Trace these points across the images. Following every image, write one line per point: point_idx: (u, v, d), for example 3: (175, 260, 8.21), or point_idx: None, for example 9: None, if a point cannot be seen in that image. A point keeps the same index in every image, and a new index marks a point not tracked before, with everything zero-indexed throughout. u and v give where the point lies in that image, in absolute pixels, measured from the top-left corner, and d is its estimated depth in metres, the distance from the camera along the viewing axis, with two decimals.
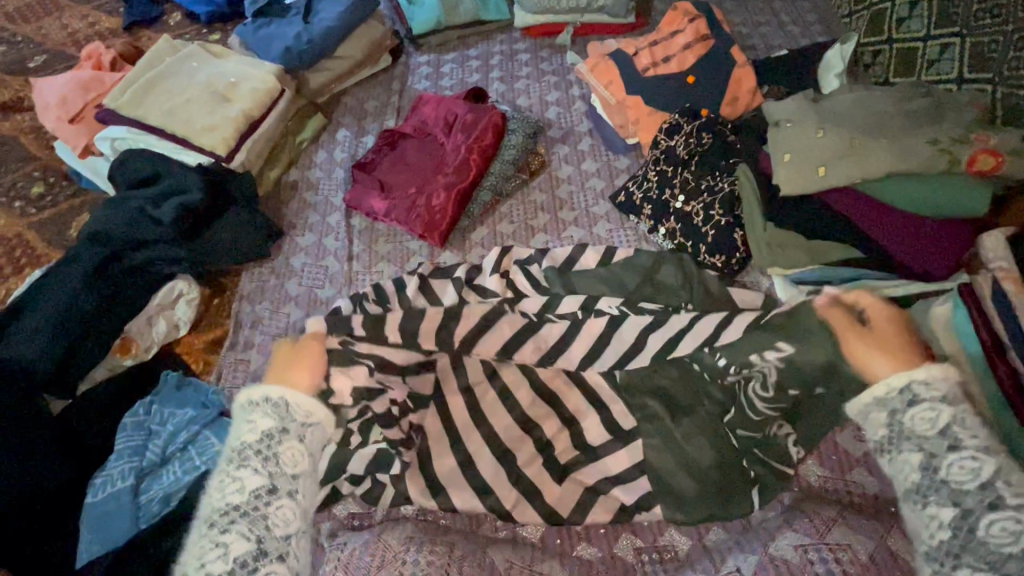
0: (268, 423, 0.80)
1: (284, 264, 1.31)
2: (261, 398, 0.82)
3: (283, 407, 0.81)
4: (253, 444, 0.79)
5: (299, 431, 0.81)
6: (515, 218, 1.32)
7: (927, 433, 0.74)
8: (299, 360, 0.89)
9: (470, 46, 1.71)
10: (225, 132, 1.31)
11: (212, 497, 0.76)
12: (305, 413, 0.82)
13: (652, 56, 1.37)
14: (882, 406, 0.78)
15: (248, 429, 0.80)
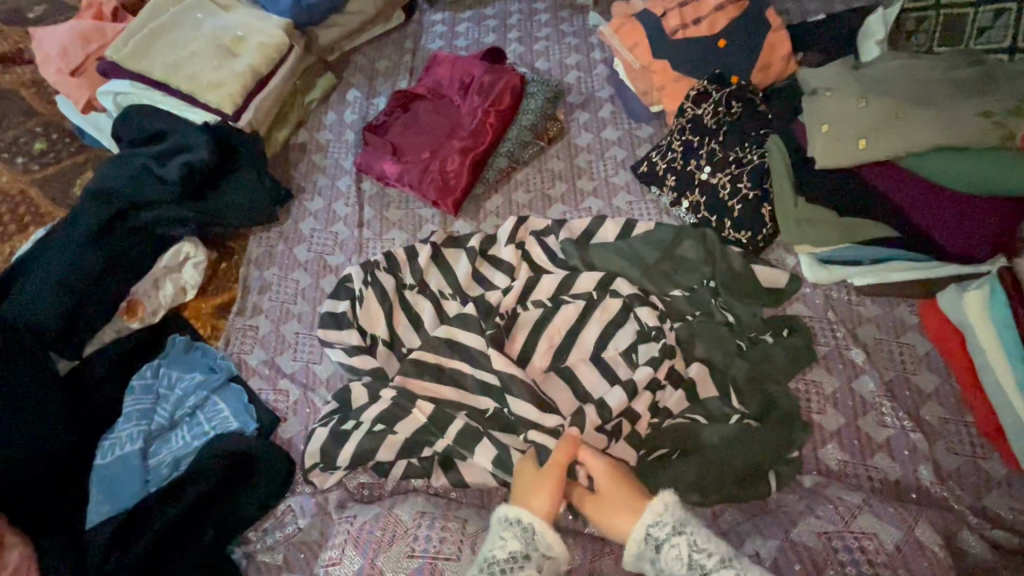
0: (518, 548, 0.76)
1: (293, 229, 1.27)
2: (515, 518, 0.78)
3: (531, 532, 0.77)
4: (501, 563, 0.75)
5: (538, 562, 0.76)
6: (531, 187, 1.28)
7: (678, 570, 0.75)
8: (540, 480, 0.84)
9: (487, 4, 1.63)
10: (231, 90, 1.26)
11: None
12: (547, 545, 0.77)
13: (681, 17, 1.28)
14: (639, 554, 0.78)
15: (499, 547, 0.77)
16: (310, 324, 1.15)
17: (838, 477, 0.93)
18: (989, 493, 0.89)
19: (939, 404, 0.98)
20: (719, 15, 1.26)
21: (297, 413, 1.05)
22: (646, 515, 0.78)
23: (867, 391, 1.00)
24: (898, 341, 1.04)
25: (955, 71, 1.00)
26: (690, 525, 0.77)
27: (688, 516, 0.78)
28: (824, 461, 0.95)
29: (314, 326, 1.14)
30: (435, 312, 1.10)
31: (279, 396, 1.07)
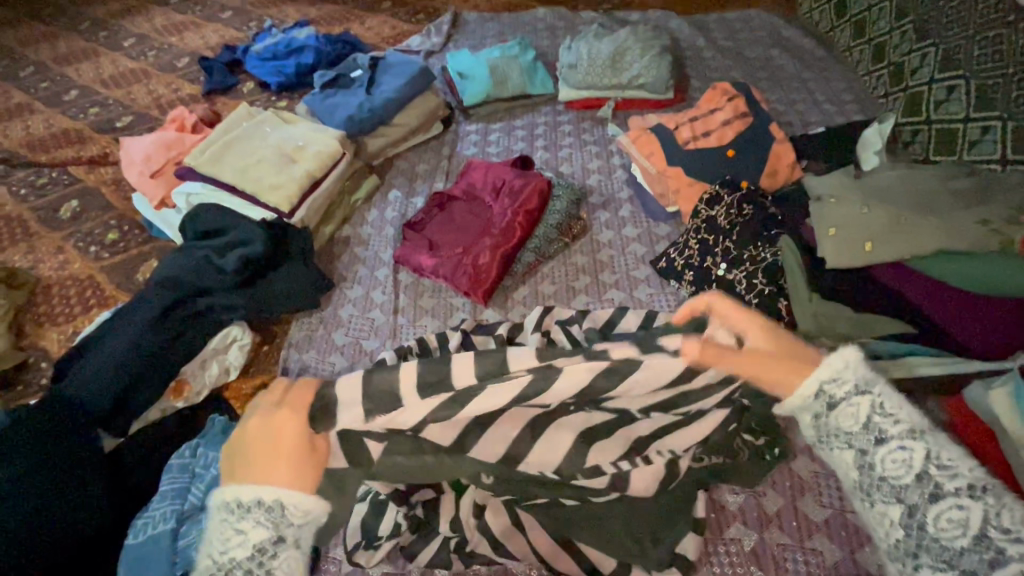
0: (265, 529, 0.76)
1: (332, 315, 1.36)
2: (247, 501, 0.76)
3: (277, 511, 0.76)
4: (241, 560, 0.76)
5: (296, 534, 0.77)
6: (557, 279, 1.36)
7: (854, 429, 0.79)
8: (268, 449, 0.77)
9: (516, 117, 1.83)
10: (289, 191, 1.41)
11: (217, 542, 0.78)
12: (303, 514, 0.77)
13: (693, 130, 1.44)
14: (806, 408, 0.82)
15: (237, 543, 0.77)
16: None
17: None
18: None
19: None
20: (726, 129, 1.41)
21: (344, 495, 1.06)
22: (821, 370, 0.80)
23: None
24: None
25: (954, 182, 1.08)
26: (877, 387, 0.79)
27: (877, 378, 0.80)
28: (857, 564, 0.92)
29: None
30: None
31: None
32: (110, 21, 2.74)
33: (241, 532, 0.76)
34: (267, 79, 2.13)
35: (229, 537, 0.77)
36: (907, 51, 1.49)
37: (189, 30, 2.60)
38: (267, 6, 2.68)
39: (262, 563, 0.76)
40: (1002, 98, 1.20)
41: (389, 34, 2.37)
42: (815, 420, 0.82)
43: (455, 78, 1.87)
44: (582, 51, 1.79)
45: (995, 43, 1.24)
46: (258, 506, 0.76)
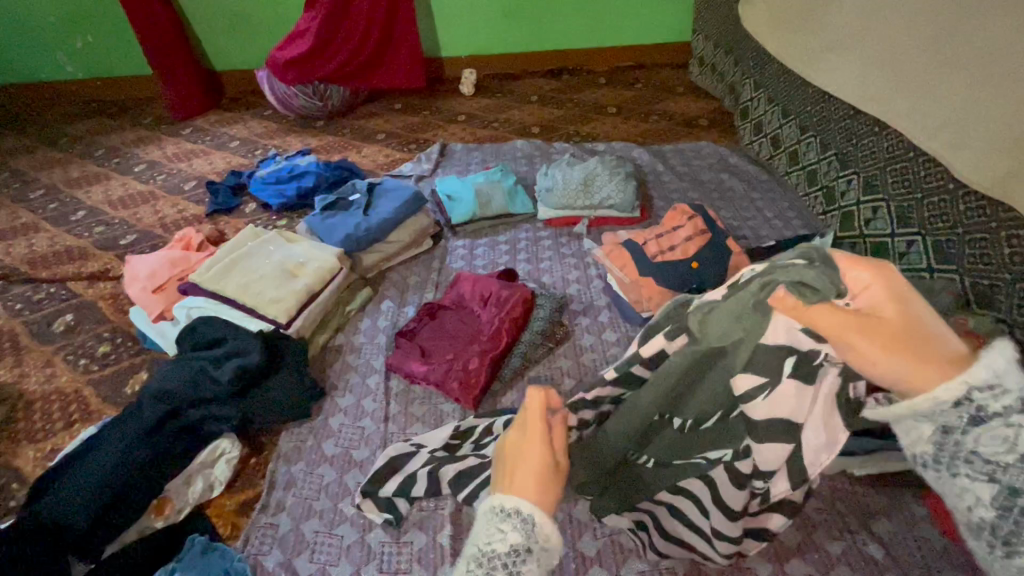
0: (520, 542, 0.70)
1: (323, 425, 1.37)
2: (511, 509, 0.72)
3: (529, 523, 0.71)
4: (500, 557, 0.70)
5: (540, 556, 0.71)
6: (543, 383, 1.43)
7: (998, 454, 0.66)
8: (523, 460, 0.76)
9: (500, 233, 2.02)
10: (288, 303, 1.49)
11: None
12: (546, 536, 0.71)
13: (659, 245, 1.61)
14: (930, 419, 0.67)
15: (495, 539, 0.71)
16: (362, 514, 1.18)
17: None
18: None
19: None
20: (689, 244, 1.58)
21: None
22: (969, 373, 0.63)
23: None
24: (915, 534, 1.07)
25: None
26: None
27: None
28: None
29: (334, 525, 1.17)
30: (456, 508, 1.16)
31: None
32: (123, 148, 2.98)
33: None
34: (269, 200, 2.32)
35: None
36: (835, 176, 1.73)
37: (198, 157, 2.85)
38: (272, 137, 2.97)
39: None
40: (917, 216, 1.39)
41: (384, 161, 2.64)
42: (938, 441, 0.68)
43: (444, 200, 2.07)
44: (557, 177, 2.02)
45: (903, 172, 1.43)
46: (512, 518, 0.71)
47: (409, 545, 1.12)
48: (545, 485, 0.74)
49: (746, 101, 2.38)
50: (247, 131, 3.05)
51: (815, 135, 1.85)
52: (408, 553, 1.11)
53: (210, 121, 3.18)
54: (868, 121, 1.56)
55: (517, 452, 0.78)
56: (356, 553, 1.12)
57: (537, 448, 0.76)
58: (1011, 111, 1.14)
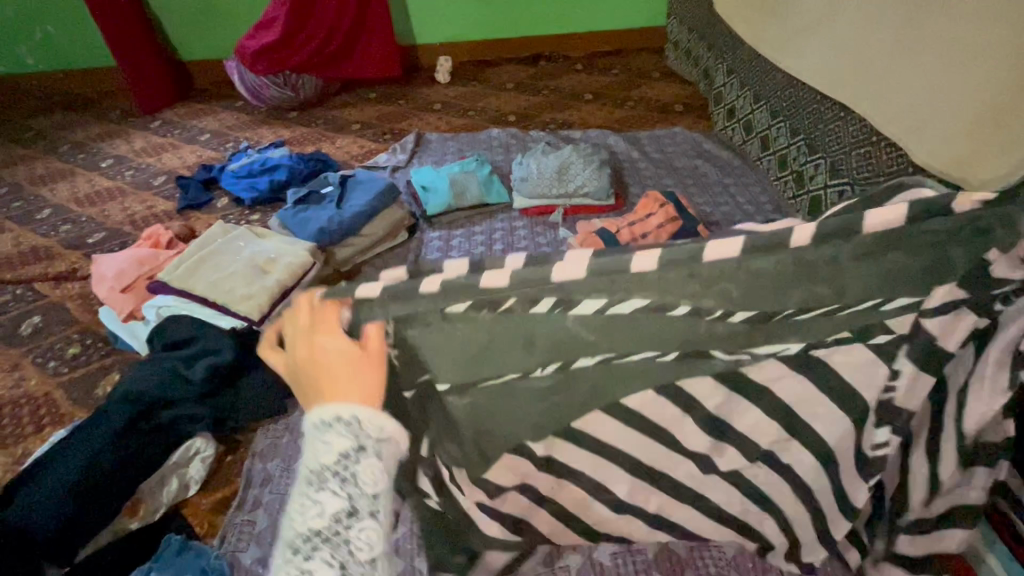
0: (345, 444, 0.66)
1: (299, 420, 1.37)
2: (332, 418, 0.67)
3: (353, 423, 0.67)
4: (329, 466, 0.66)
5: (376, 449, 0.68)
6: None
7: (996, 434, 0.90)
8: (330, 368, 0.69)
9: (476, 223, 2.02)
10: (259, 300, 1.47)
11: (290, 520, 0.68)
12: (378, 429, 0.68)
13: (632, 233, 1.62)
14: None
15: (322, 452, 0.66)
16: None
17: None
18: None
19: None
20: (661, 231, 1.60)
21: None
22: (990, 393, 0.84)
23: None
24: None
25: None
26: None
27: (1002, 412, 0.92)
28: None
29: None
30: None
31: None
32: (89, 143, 2.90)
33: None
34: (241, 194, 2.28)
35: None
36: (805, 161, 1.75)
37: (167, 151, 2.78)
38: (244, 129, 2.92)
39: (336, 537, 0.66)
40: None
41: (359, 153, 2.60)
42: None
43: (420, 191, 2.05)
44: (532, 166, 2.03)
45: (867, 157, 1.45)
46: (337, 423, 0.67)
47: None
48: (364, 387, 0.69)
49: (719, 86, 2.39)
50: (217, 124, 2.98)
51: (785, 120, 1.87)
52: None
53: (179, 113, 3.10)
54: (834, 106, 1.58)
55: (320, 364, 0.70)
56: None
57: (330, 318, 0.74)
58: (968, 93, 1.15)
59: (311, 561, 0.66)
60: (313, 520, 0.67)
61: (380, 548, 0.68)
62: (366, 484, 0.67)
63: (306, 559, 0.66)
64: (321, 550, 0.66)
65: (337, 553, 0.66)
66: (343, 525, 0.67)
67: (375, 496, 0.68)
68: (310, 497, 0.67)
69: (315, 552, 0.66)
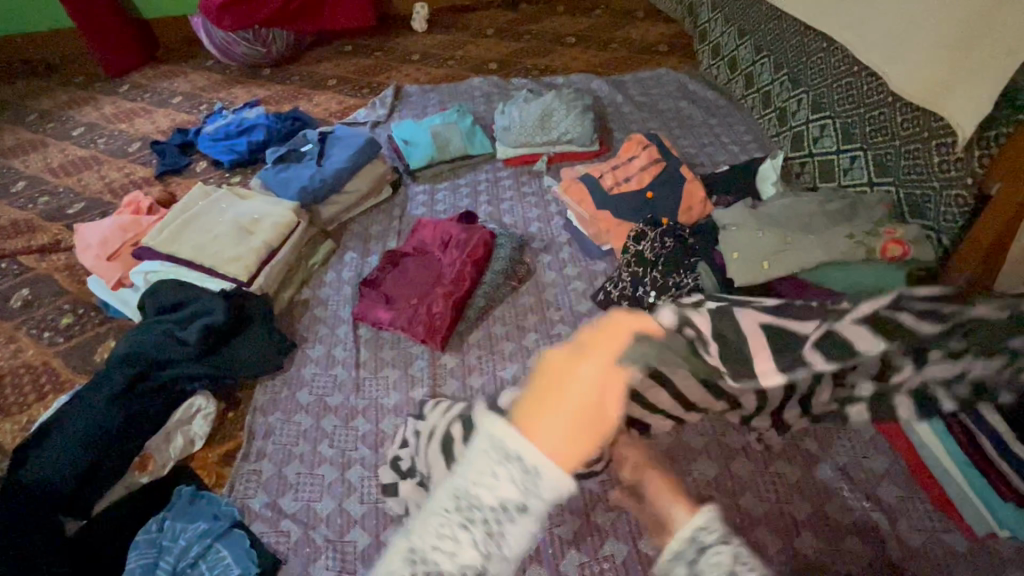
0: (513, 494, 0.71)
1: (295, 375, 1.41)
2: (518, 457, 0.71)
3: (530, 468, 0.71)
4: (488, 507, 0.72)
5: (538, 508, 0.72)
6: (507, 321, 1.48)
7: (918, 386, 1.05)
8: (552, 395, 0.79)
9: (460, 176, 2.00)
10: (247, 261, 1.48)
11: (420, 534, 0.78)
12: (552, 492, 0.71)
13: (615, 178, 1.63)
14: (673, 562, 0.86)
15: (487, 489, 0.72)
16: (373, 440, 1.26)
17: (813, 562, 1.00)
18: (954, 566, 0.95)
19: (893, 482, 1.08)
20: (644, 174, 1.61)
21: (340, 543, 1.10)
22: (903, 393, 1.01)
23: (828, 477, 1.10)
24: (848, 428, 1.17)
25: (827, 204, 1.23)
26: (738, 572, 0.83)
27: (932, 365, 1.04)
28: (798, 547, 1.02)
29: (315, 466, 1.23)
30: None
31: (280, 537, 1.12)
32: (58, 111, 2.81)
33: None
34: (220, 157, 2.23)
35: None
36: (788, 96, 1.73)
37: (139, 116, 2.70)
38: (217, 89, 2.82)
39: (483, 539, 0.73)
40: (860, 131, 1.43)
41: (337, 109, 2.54)
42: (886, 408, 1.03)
43: (402, 145, 2.02)
44: (514, 114, 2.00)
45: (848, 88, 1.44)
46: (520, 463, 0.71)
47: None
48: (573, 446, 0.74)
49: (704, 23, 2.32)
50: (189, 85, 2.88)
51: (768, 55, 1.84)
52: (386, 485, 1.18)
53: (147, 76, 2.98)
54: (817, 38, 1.56)
55: (538, 395, 0.79)
56: (337, 488, 1.18)
57: (610, 385, 0.81)
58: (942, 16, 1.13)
59: None
60: (441, 556, 0.74)
61: None
62: (507, 544, 0.73)
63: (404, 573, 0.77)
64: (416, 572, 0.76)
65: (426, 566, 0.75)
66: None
67: (503, 556, 0.74)
68: (452, 528, 0.74)
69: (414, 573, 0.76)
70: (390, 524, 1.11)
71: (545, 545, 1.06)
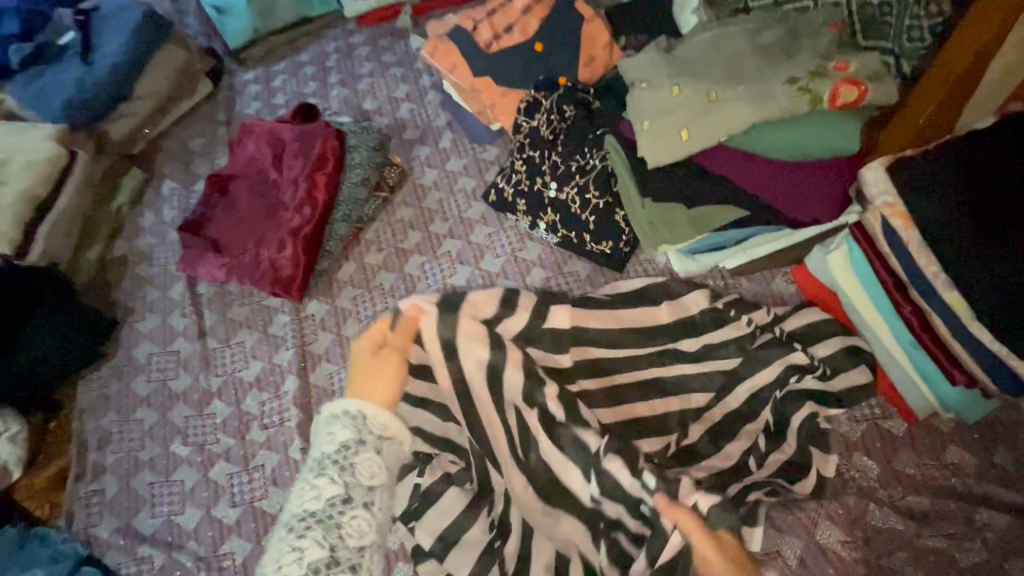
0: (347, 437, 0.79)
1: (126, 360, 1.12)
2: (342, 412, 0.81)
3: (362, 419, 0.80)
4: (331, 454, 0.79)
5: (377, 444, 0.80)
6: (384, 244, 1.18)
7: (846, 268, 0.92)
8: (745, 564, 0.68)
9: (301, 51, 1.51)
10: (4, 227, 1.07)
11: (291, 504, 0.79)
12: (383, 429, 0.81)
13: (492, 28, 1.22)
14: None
15: (327, 441, 0.80)
16: (237, 427, 1.02)
17: None
18: (897, 453, 0.87)
19: None
20: (529, 19, 1.21)
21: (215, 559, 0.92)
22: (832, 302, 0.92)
23: None
24: None
25: (759, 36, 0.91)
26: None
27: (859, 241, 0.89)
28: None
29: (170, 471, 1.00)
30: (305, 416, 1.01)
31: (142, 566, 0.93)
32: None
33: (297, 551, 0.74)
34: None
35: (285, 557, 0.74)
36: None
37: None
38: None
39: (336, 507, 0.76)
40: None
41: None
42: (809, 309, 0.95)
43: (209, 15, 1.48)
44: None
45: None
46: (346, 419, 0.80)
47: (260, 469, 0.98)
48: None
49: None
50: None
51: None
52: (260, 478, 0.98)
53: None
54: None
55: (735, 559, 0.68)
56: (202, 494, 0.97)
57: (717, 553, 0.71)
58: None
59: (303, 538, 0.75)
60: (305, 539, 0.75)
61: (369, 538, 0.77)
62: (365, 476, 0.78)
63: (299, 536, 0.75)
64: (311, 538, 0.75)
65: (329, 534, 0.75)
66: (338, 509, 0.76)
67: (370, 487, 0.78)
68: (309, 482, 0.78)
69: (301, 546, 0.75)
70: (271, 524, 0.93)
71: None
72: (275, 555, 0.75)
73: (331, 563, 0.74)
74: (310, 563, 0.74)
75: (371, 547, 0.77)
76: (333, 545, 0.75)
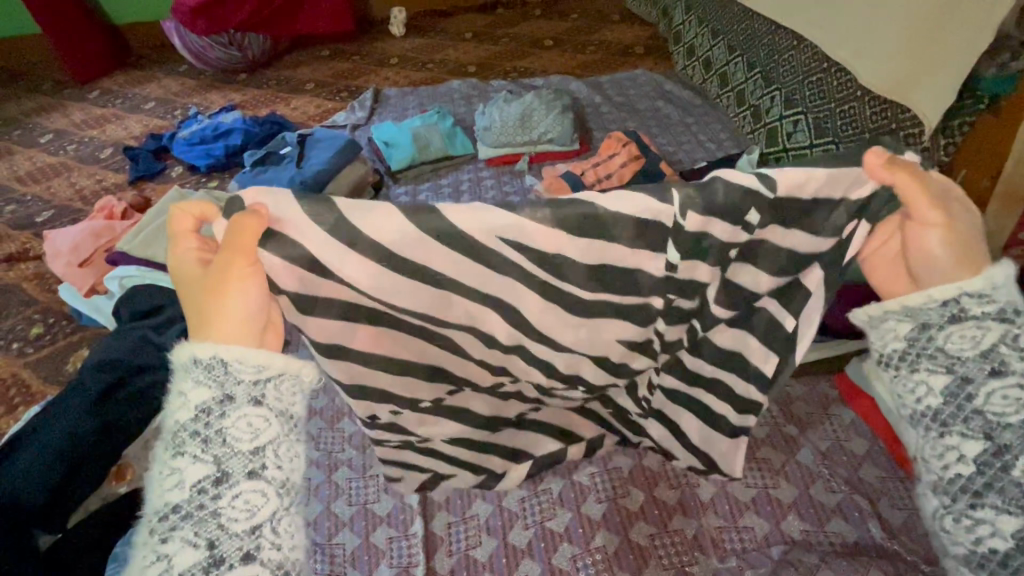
0: (208, 395, 0.60)
1: None
2: (200, 359, 0.60)
3: (218, 369, 0.60)
4: (187, 425, 0.60)
5: (250, 396, 0.61)
6: None
7: None
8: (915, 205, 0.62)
9: (442, 177, 2.00)
10: None
11: (152, 492, 0.60)
12: (257, 368, 0.61)
13: (596, 175, 1.66)
14: (912, 316, 0.65)
15: (179, 407, 0.60)
16: (360, 441, 1.23)
17: (803, 545, 1.00)
18: None
19: (874, 463, 1.11)
20: (624, 171, 1.63)
21: (329, 546, 1.08)
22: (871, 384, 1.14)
23: (811, 462, 1.11)
24: (827, 413, 1.19)
25: None
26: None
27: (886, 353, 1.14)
28: (788, 532, 1.02)
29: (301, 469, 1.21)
30: None
31: None
32: (23, 119, 2.72)
33: (163, 557, 0.57)
34: (195, 162, 2.19)
35: (148, 565, 0.57)
36: (760, 95, 1.78)
37: (110, 122, 2.63)
38: (190, 95, 2.77)
39: (206, 488, 0.58)
40: (833, 125, 1.47)
41: (315, 113, 2.52)
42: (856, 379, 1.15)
43: (382, 147, 2.02)
44: (494, 115, 2.01)
45: (819, 84, 1.49)
46: (202, 368, 0.60)
47: (374, 477, 1.17)
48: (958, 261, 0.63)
49: (677, 25, 2.37)
50: (161, 90, 2.82)
51: (741, 55, 1.89)
52: (374, 484, 1.17)
53: (118, 82, 2.92)
54: (788, 36, 1.61)
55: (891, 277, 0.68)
56: (324, 491, 1.16)
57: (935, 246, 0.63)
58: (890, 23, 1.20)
59: (169, 540, 0.57)
60: (178, 534, 0.58)
61: (260, 512, 0.60)
62: (238, 443, 0.60)
63: (163, 538, 0.58)
64: (182, 528, 0.58)
65: (204, 527, 0.58)
66: (208, 493, 0.58)
67: (249, 454, 0.60)
68: (168, 463, 0.60)
69: (172, 533, 0.58)
70: (379, 524, 1.10)
71: (536, 540, 1.05)
72: (139, 562, 0.58)
73: (211, 563, 0.57)
74: (184, 571, 0.56)
75: (268, 522, 0.60)
76: (213, 539, 0.58)
